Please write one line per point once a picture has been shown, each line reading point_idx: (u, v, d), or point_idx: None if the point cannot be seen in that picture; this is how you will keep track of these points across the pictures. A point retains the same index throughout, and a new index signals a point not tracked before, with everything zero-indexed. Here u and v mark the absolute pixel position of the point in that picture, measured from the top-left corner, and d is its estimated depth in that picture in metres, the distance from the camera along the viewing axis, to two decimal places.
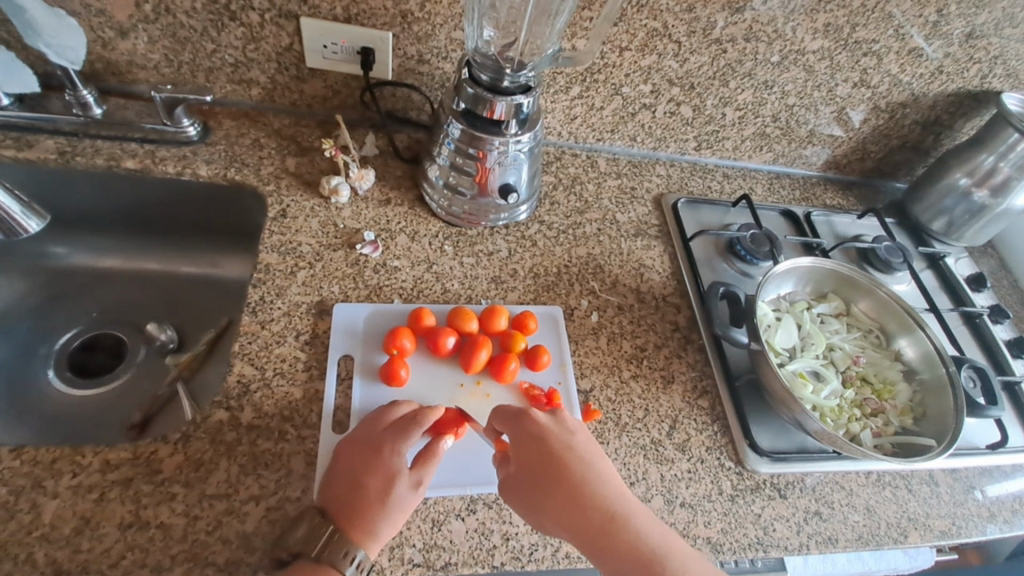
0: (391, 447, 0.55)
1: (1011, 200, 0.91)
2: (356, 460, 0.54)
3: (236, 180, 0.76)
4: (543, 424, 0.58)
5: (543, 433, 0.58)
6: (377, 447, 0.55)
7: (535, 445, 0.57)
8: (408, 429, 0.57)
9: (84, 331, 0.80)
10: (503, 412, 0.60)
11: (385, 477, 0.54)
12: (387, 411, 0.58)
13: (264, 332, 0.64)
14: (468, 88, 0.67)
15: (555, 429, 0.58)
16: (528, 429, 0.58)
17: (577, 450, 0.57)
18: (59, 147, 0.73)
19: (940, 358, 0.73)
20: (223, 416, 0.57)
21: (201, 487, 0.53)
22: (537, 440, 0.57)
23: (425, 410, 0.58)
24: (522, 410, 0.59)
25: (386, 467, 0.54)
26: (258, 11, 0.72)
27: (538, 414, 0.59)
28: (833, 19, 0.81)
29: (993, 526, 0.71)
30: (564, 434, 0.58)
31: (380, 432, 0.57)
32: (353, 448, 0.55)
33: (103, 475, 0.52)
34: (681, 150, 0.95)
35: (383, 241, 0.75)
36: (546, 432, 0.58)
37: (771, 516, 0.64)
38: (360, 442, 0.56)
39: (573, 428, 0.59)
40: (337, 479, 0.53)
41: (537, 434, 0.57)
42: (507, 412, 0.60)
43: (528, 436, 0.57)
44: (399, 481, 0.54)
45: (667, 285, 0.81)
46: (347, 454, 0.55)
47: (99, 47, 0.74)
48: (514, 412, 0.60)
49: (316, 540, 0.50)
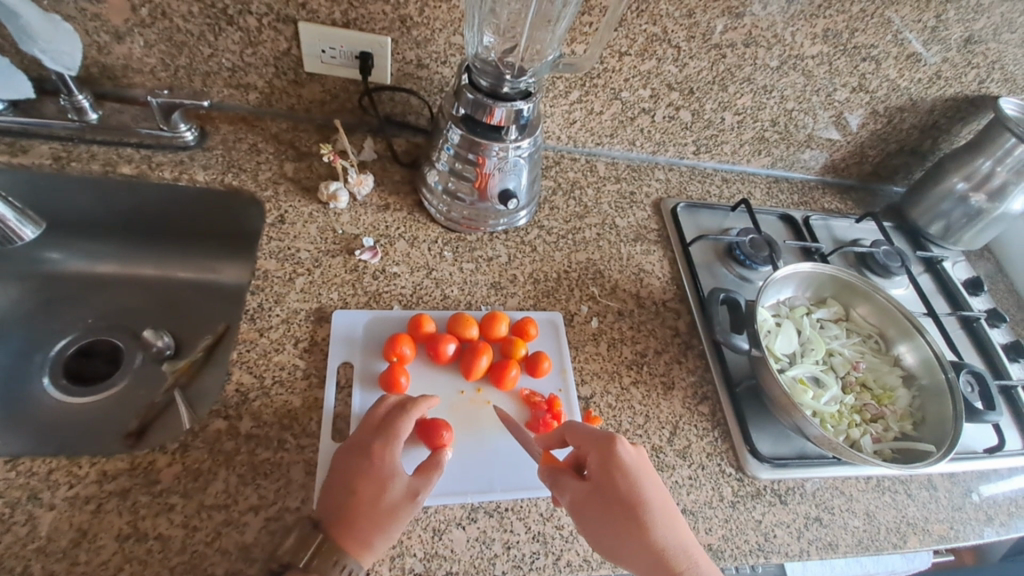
0: (384, 451, 0.54)
1: (1007, 204, 0.92)
2: (351, 466, 0.54)
3: (233, 186, 0.76)
4: (630, 455, 0.56)
5: (632, 466, 0.55)
6: (370, 452, 0.54)
7: (621, 477, 0.54)
8: (400, 432, 0.55)
9: (79, 338, 0.79)
10: (581, 432, 0.57)
11: (378, 483, 0.53)
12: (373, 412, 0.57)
13: (262, 339, 0.64)
14: (468, 94, 0.66)
15: (640, 462, 0.56)
16: (615, 458, 0.55)
17: (657, 489, 0.55)
18: (54, 152, 0.72)
19: (939, 363, 0.73)
20: (222, 424, 0.57)
21: (199, 498, 0.53)
22: (624, 472, 0.55)
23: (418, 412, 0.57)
24: (608, 434, 0.57)
25: (380, 474, 0.53)
26: (256, 15, 0.72)
27: (625, 443, 0.56)
28: (832, 24, 0.81)
29: (990, 529, 0.71)
30: (647, 470, 0.56)
31: (371, 436, 0.55)
32: (347, 454, 0.54)
33: (100, 487, 0.52)
34: (680, 154, 0.95)
35: (382, 247, 0.75)
36: (628, 463, 0.55)
37: (771, 522, 0.64)
38: (352, 448, 0.55)
39: (648, 463, 0.57)
40: (332, 486, 0.53)
41: (623, 466, 0.55)
42: (589, 433, 0.57)
43: (614, 465, 0.55)
44: (392, 486, 0.53)
45: (667, 289, 0.81)
46: (342, 460, 0.54)
47: (94, 51, 0.73)
48: (598, 434, 0.57)
49: (307, 551, 0.50)
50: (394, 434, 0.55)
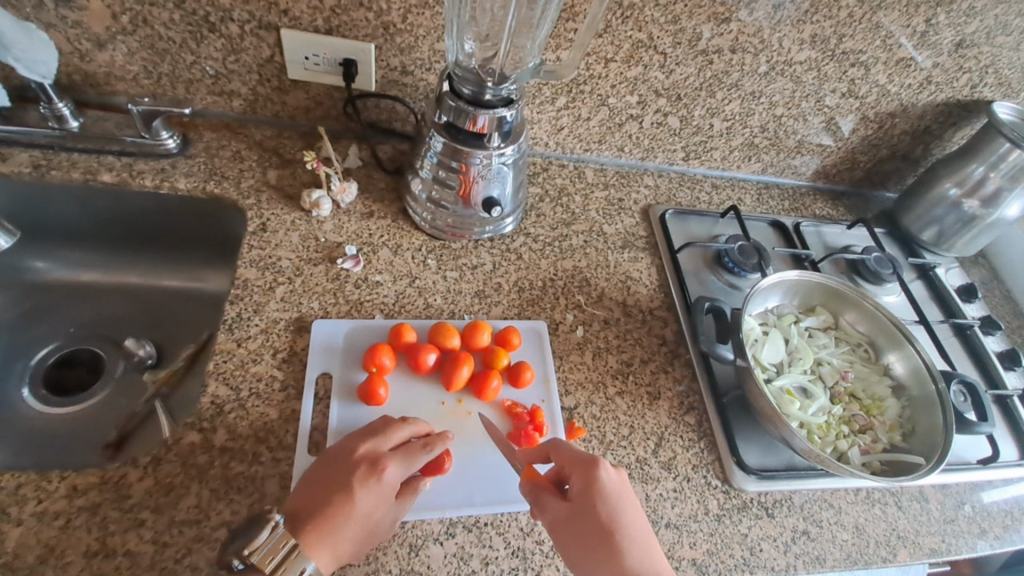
0: (393, 472, 0.53)
1: (1001, 210, 0.91)
2: (353, 473, 0.53)
3: (215, 194, 0.75)
4: (611, 480, 0.55)
5: (612, 490, 0.54)
6: (378, 467, 0.53)
7: (601, 500, 0.54)
8: (412, 460, 0.55)
9: (60, 347, 0.79)
10: (566, 451, 0.57)
11: (371, 502, 0.52)
12: (394, 428, 0.57)
13: (240, 349, 0.63)
14: (450, 101, 0.66)
15: (621, 488, 0.55)
16: (596, 481, 0.54)
17: (636, 515, 0.55)
18: (34, 160, 0.72)
19: (928, 373, 0.72)
20: (196, 437, 0.56)
21: (171, 513, 0.52)
22: (604, 497, 0.54)
23: (433, 444, 0.56)
24: (591, 457, 0.56)
25: (377, 493, 0.52)
26: (237, 22, 0.71)
27: (608, 467, 0.56)
28: (819, 30, 0.81)
29: (983, 542, 0.70)
30: (628, 496, 0.55)
31: (382, 453, 0.55)
32: (350, 458, 0.54)
33: (69, 502, 0.51)
34: (669, 161, 0.95)
35: (364, 255, 0.74)
36: (610, 488, 0.54)
37: (758, 536, 0.63)
38: (358, 459, 0.54)
39: (628, 489, 0.56)
40: (323, 487, 0.52)
41: (604, 490, 0.54)
42: (572, 454, 0.57)
43: (594, 490, 0.54)
44: (382, 508, 0.52)
45: (654, 298, 0.80)
46: (342, 463, 0.54)
47: (75, 58, 0.73)
48: (581, 456, 0.56)
49: (272, 556, 0.47)
50: (407, 459, 0.54)
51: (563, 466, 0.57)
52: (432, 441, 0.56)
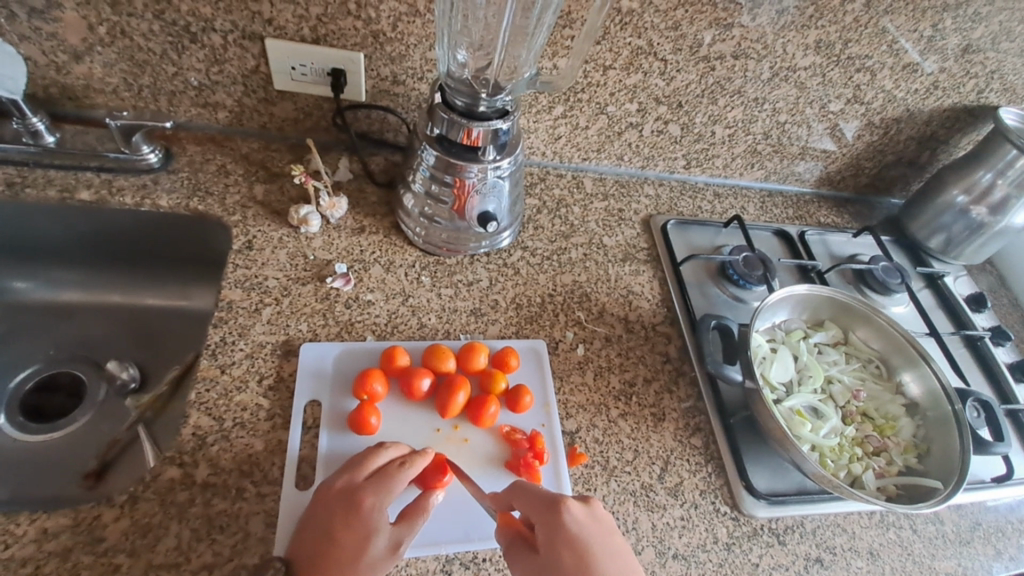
0: (373, 500, 0.51)
1: (1010, 218, 0.88)
2: (334, 509, 0.50)
3: (198, 211, 0.72)
4: (578, 519, 0.52)
5: (581, 529, 0.51)
6: (358, 499, 0.51)
7: (570, 543, 0.50)
8: (394, 480, 0.52)
9: (40, 371, 0.76)
10: (528, 494, 0.54)
11: (362, 535, 0.49)
12: (371, 455, 0.54)
13: (224, 376, 0.60)
14: (442, 113, 0.63)
15: (591, 525, 0.52)
16: (562, 523, 0.51)
17: (611, 553, 0.51)
18: (9, 178, 0.69)
19: (945, 394, 0.69)
20: (176, 473, 0.53)
21: (148, 557, 0.49)
22: (574, 539, 0.50)
23: (412, 459, 0.54)
24: (555, 497, 0.53)
25: (363, 524, 0.50)
26: (220, 32, 0.68)
27: (574, 505, 0.52)
28: (824, 36, 0.78)
29: (1002, 565, 0.67)
30: (599, 531, 0.52)
31: (362, 480, 0.52)
32: (332, 493, 0.51)
33: (38, 547, 0.47)
34: (670, 169, 0.92)
35: (355, 274, 0.71)
36: (579, 528, 0.51)
37: (768, 565, 0.60)
38: (340, 490, 0.52)
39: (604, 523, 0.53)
40: (311, 526, 0.50)
41: (570, 533, 0.51)
42: (536, 496, 0.53)
43: (561, 534, 0.50)
44: (377, 539, 0.49)
45: (657, 312, 0.77)
46: (324, 499, 0.51)
47: (52, 71, 0.70)
48: (544, 498, 0.53)
49: None
50: (388, 482, 0.52)
51: (529, 511, 0.53)
52: (410, 459, 0.54)
